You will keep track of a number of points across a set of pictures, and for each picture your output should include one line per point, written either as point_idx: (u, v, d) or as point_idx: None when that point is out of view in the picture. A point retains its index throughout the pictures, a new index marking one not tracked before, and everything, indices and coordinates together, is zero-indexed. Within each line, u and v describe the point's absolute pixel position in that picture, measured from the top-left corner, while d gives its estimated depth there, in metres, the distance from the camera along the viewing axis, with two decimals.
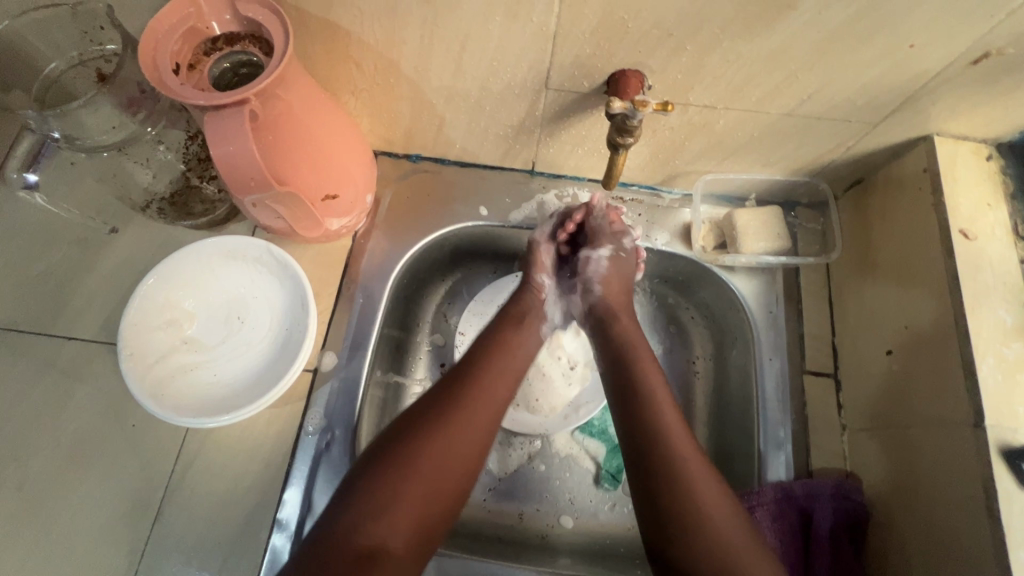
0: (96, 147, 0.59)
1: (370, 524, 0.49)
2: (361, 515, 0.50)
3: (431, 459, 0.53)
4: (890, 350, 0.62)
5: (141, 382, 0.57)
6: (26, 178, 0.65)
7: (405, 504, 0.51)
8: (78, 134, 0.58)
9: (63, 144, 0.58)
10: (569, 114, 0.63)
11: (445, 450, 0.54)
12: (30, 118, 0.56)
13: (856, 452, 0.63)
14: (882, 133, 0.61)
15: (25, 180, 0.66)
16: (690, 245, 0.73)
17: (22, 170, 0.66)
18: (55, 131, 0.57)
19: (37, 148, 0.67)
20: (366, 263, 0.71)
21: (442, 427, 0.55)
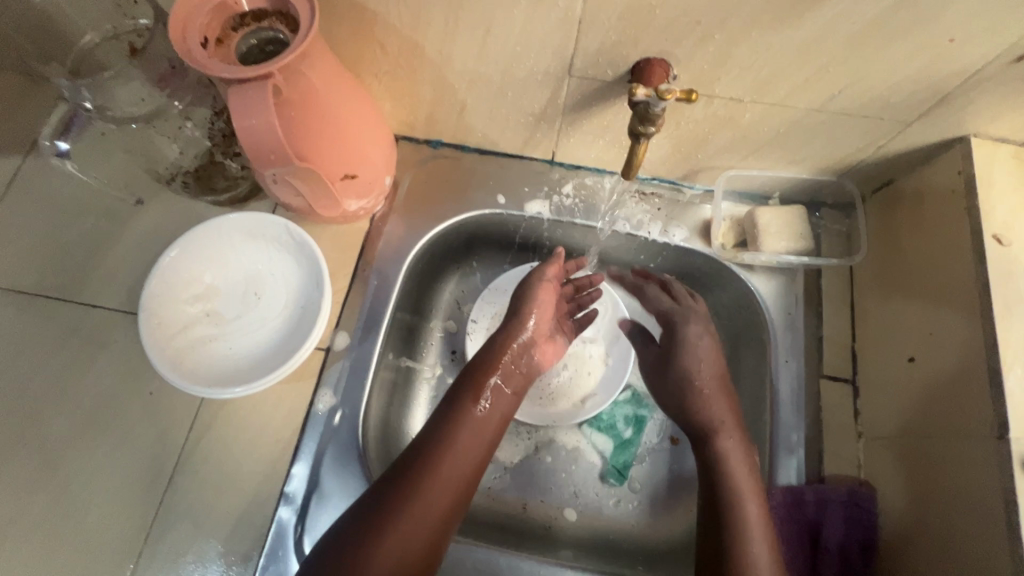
0: (124, 118, 0.63)
1: (370, 562, 0.51)
2: (364, 557, 0.51)
3: (429, 485, 0.55)
4: (912, 356, 0.60)
5: (161, 351, 0.59)
6: (59, 146, 0.69)
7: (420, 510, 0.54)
8: (109, 106, 0.63)
9: (96, 114, 0.64)
10: (591, 103, 0.62)
11: (434, 494, 0.55)
12: (65, 88, 0.63)
13: (872, 460, 0.62)
14: (916, 133, 0.58)
15: (59, 148, 0.69)
16: (709, 242, 0.73)
17: (55, 138, 0.70)
18: (87, 101, 0.63)
19: (70, 118, 0.70)
20: (383, 245, 0.72)
21: (433, 453, 0.57)
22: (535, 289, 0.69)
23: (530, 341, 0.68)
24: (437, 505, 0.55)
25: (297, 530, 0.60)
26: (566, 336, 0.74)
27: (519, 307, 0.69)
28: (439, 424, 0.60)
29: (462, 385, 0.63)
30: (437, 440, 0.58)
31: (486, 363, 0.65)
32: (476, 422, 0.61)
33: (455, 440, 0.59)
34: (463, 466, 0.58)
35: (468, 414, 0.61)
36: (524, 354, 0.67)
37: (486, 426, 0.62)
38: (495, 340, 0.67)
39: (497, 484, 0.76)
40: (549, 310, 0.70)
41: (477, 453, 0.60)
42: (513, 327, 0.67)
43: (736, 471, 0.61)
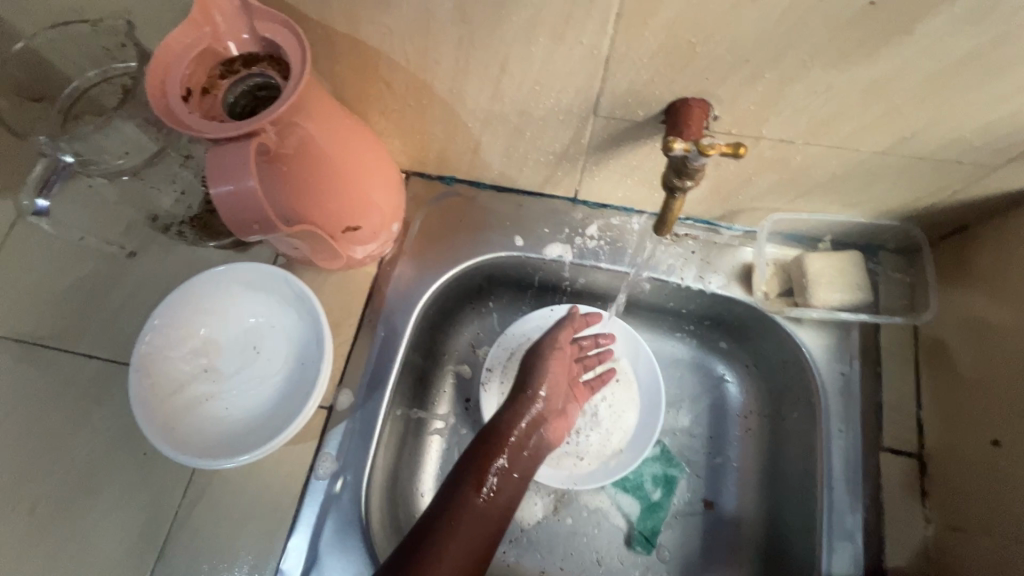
0: (113, 171, 0.61)
1: None
2: None
3: None
4: (997, 439, 0.51)
5: (154, 416, 0.55)
6: (37, 204, 0.64)
7: None
8: (95, 159, 0.61)
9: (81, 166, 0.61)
10: (619, 143, 0.55)
11: None
12: (42, 143, 0.60)
13: (947, 554, 0.53)
14: (1002, 178, 0.50)
15: (37, 206, 0.64)
16: (751, 290, 0.65)
17: (33, 196, 0.64)
18: (67, 155, 0.60)
19: (49, 172, 0.64)
20: (391, 291, 0.67)
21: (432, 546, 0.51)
22: (548, 356, 0.65)
23: (539, 418, 0.62)
24: None
25: None
26: (579, 403, 0.69)
27: (525, 379, 0.64)
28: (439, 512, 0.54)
29: (464, 466, 0.57)
30: (436, 532, 0.52)
31: (492, 444, 0.59)
32: (477, 516, 0.55)
33: (454, 531, 0.53)
34: (460, 562, 0.52)
35: (468, 501, 0.55)
36: (533, 433, 0.62)
37: (487, 518, 0.55)
38: (498, 419, 0.61)
39: (512, 549, 0.70)
40: (559, 380, 0.65)
41: (475, 553, 0.53)
42: (521, 402, 0.62)
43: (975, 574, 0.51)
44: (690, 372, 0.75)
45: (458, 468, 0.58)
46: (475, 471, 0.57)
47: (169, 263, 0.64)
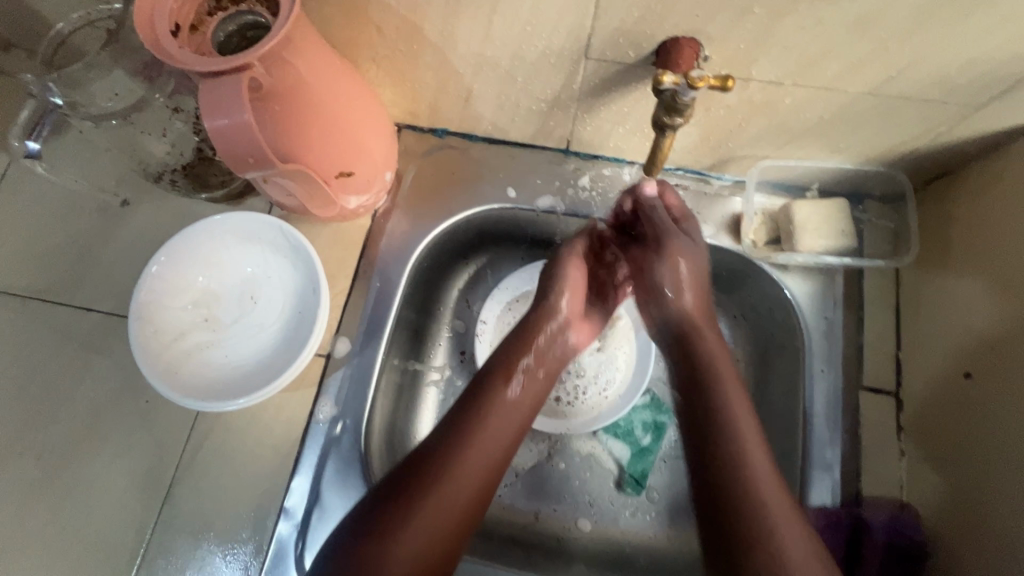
0: (102, 114, 0.60)
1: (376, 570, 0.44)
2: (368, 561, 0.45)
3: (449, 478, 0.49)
4: (969, 372, 0.54)
5: (155, 363, 0.55)
6: (27, 146, 0.65)
7: (436, 505, 0.48)
8: (84, 102, 0.60)
9: (69, 109, 0.60)
10: (611, 87, 0.56)
11: (451, 490, 0.49)
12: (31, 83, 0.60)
13: (916, 482, 0.57)
14: (985, 118, 0.51)
15: (27, 148, 0.65)
16: (740, 239, 0.66)
17: (23, 137, 0.65)
18: (57, 97, 0.60)
19: (39, 114, 0.65)
20: (386, 243, 0.67)
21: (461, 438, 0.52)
22: (568, 265, 0.64)
23: (562, 324, 0.62)
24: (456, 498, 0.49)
25: (298, 546, 0.57)
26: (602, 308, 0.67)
27: (545, 289, 0.64)
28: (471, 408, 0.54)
29: (494, 364, 0.58)
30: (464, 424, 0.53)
31: (518, 342, 0.60)
32: (507, 415, 0.55)
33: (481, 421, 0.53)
34: (489, 451, 0.52)
35: (499, 393, 0.56)
36: (559, 336, 0.62)
37: (519, 416, 0.56)
38: (525, 320, 0.62)
39: (508, 493, 0.72)
40: (580, 287, 0.64)
41: (506, 440, 0.54)
42: (545, 308, 0.62)
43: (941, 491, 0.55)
44: None
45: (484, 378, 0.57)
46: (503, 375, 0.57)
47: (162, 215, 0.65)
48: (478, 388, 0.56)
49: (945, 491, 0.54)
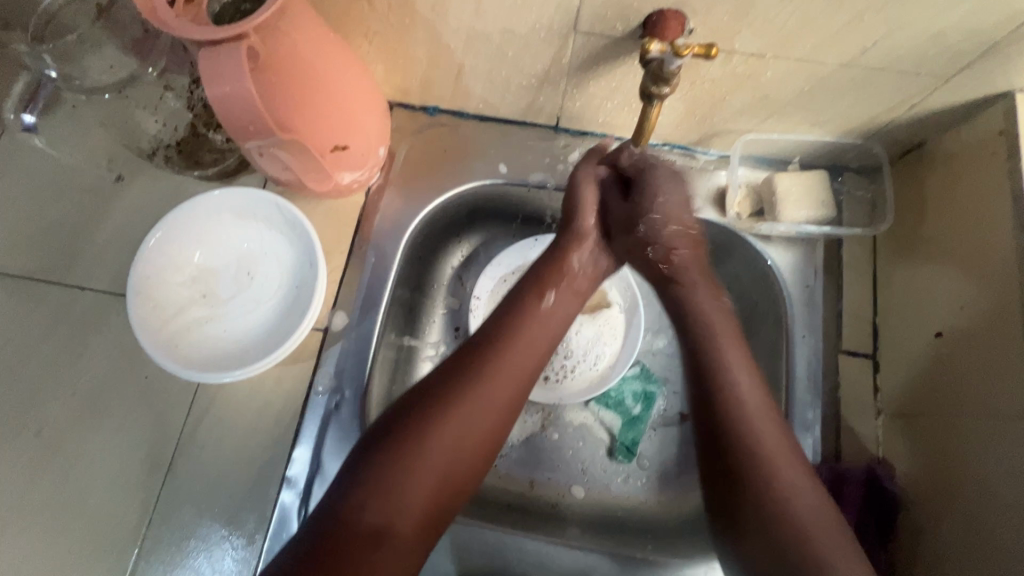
0: (95, 88, 0.61)
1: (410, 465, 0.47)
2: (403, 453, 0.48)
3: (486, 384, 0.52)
4: (939, 331, 0.57)
5: (154, 338, 0.56)
6: (23, 119, 0.65)
7: (471, 403, 0.51)
8: (76, 76, 0.61)
9: (62, 83, 0.62)
10: (599, 61, 0.57)
11: (483, 399, 0.52)
12: (25, 56, 0.62)
13: (892, 439, 0.59)
14: (955, 89, 0.53)
15: (24, 122, 0.65)
16: (724, 211, 0.67)
17: (19, 110, 0.66)
18: (49, 69, 0.62)
19: (34, 87, 0.65)
20: (380, 220, 0.68)
21: (496, 350, 0.54)
22: (583, 188, 0.63)
23: (593, 246, 0.64)
24: (491, 401, 0.52)
25: (301, 512, 0.59)
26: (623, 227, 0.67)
27: (569, 215, 0.64)
28: (506, 324, 0.57)
29: (526, 281, 0.61)
30: (499, 333, 0.56)
31: (548, 262, 0.62)
32: (506, 375, 0.54)
33: (514, 335, 0.56)
34: (525, 360, 0.55)
35: (534, 308, 0.58)
36: (588, 260, 0.63)
37: (516, 372, 0.54)
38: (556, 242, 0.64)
39: (504, 463, 0.74)
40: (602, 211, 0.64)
41: (537, 352, 0.57)
42: (573, 232, 0.63)
43: (913, 447, 0.57)
44: None
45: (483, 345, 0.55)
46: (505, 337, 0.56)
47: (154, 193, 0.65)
48: (513, 305, 0.59)
49: (917, 447, 0.57)
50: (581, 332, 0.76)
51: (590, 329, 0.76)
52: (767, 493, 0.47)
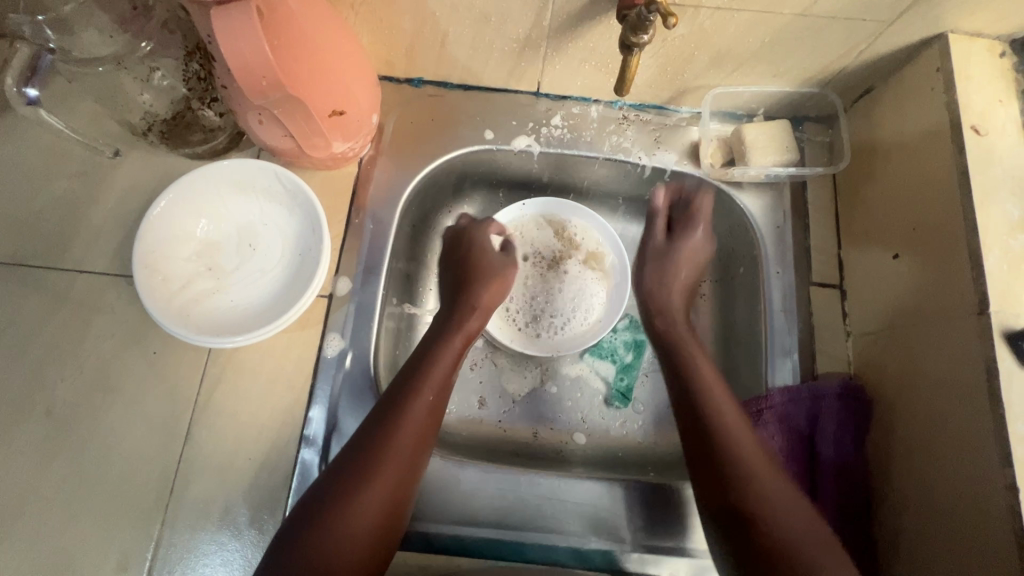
0: (93, 60, 0.61)
1: (330, 541, 0.50)
2: (322, 530, 0.50)
3: (391, 452, 0.55)
4: (897, 254, 0.62)
5: (165, 307, 0.57)
6: (27, 93, 0.62)
7: (381, 474, 0.54)
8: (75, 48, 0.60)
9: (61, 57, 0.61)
10: (576, 23, 0.61)
11: (391, 467, 0.54)
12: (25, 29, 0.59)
13: (862, 355, 0.64)
14: (897, 34, 0.59)
15: (28, 96, 0.62)
16: (699, 163, 0.74)
17: (19, 84, 0.61)
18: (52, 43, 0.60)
19: (35, 60, 0.61)
20: (374, 189, 0.71)
21: (396, 414, 0.57)
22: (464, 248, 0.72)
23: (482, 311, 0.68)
24: (393, 466, 0.54)
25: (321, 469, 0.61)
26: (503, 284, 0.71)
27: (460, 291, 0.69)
28: (404, 386, 0.59)
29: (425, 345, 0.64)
30: (400, 393, 0.58)
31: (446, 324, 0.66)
32: (400, 452, 0.55)
33: (415, 396, 0.58)
34: (421, 417, 0.58)
35: (431, 368, 0.61)
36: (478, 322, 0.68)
37: (405, 452, 0.55)
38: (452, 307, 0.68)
39: (507, 417, 0.78)
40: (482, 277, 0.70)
41: (433, 406, 0.59)
42: (462, 308, 0.68)
43: (879, 364, 0.62)
44: None
45: (378, 427, 0.56)
46: (392, 415, 0.56)
47: (149, 171, 0.66)
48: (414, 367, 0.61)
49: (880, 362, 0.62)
50: (569, 291, 0.80)
51: (570, 288, 0.80)
52: (746, 497, 0.52)
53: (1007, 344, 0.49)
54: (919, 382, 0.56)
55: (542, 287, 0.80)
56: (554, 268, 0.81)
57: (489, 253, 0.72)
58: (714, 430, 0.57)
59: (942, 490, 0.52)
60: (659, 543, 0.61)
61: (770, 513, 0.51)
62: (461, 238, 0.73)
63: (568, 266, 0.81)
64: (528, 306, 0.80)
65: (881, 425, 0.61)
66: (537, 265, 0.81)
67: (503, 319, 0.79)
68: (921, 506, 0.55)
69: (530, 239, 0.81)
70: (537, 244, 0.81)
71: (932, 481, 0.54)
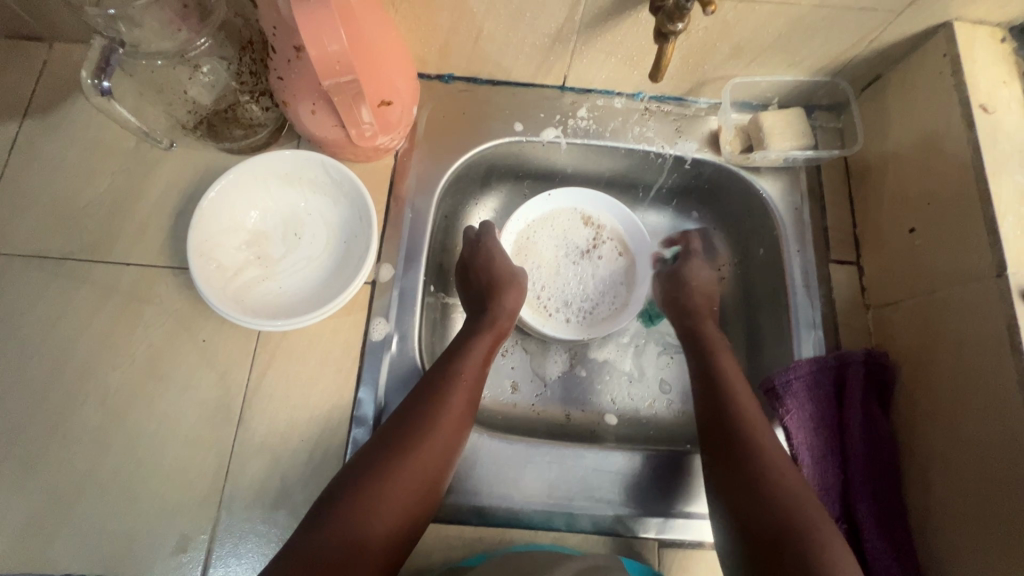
0: (154, 55, 0.60)
1: (364, 509, 0.52)
2: (359, 497, 0.52)
3: (429, 434, 0.57)
4: (913, 228, 0.65)
5: (222, 293, 0.59)
6: (101, 85, 0.59)
7: (417, 452, 0.56)
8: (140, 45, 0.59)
9: (128, 53, 0.59)
10: (607, 17, 0.64)
11: (427, 447, 0.57)
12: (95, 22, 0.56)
13: (883, 326, 0.68)
14: (904, 24, 0.63)
15: (102, 89, 0.59)
16: (718, 151, 0.77)
17: (94, 77, 0.58)
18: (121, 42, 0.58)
19: (107, 53, 0.58)
20: (410, 180, 0.73)
21: (437, 399, 0.59)
22: (485, 252, 0.74)
23: (511, 315, 0.71)
24: (429, 448, 0.57)
25: None
26: (520, 288, 0.73)
27: (490, 293, 0.71)
28: (443, 376, 0.62)
29: (462, 341, 0.67)
30: (440, 380, 0.61)
31: (482, 322, 0.69)
32: (428, 453, 0.56)
33: (454, 384, 0.61)
34: (461, 404, 0.60)
35: (467, 359, 0.64)
36: (507, 322, 0.70)
37: (444, 435, 0.58)
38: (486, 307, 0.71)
39: (541, 400, 0.80)
40: (495, 276, 0.73)
41: (470, 396, 0.62)
42: (498, 313, 0.70)
43: (900, 333, 0.65)
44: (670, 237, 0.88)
45: (406, 426, 0.57)
46: (431, 401, 0.59)
47: (195, 167, 0.69)
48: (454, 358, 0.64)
49: (900, 332, 0.65)
50: (602, 277, 0.83)
51: (603, 275, 0.84)
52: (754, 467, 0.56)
53: None
54: (940, 349, 0.60)
55: (576, 275, 0.83)
56: (586, 258, 0.84)
57: (500, 261, 0.74)
58: (746, 431, 0.59)
59: (970, 445, 0.55)
60: (702, 511, 0.63)
61: (774, 485, 0.54)
62: (479, 249, 0.75)
63: (603, 253, 0.84)
64: (562, 291, 0.82)
65: (903, 391, 0.64)
66: (573, 253, 0.84)
67: (534, 306, 0.81)
68: (949, 481, 0.57)
69: (567, 230, 0.84)
70: (574, 234, 0.84)
71: (960, 442, 0.56)
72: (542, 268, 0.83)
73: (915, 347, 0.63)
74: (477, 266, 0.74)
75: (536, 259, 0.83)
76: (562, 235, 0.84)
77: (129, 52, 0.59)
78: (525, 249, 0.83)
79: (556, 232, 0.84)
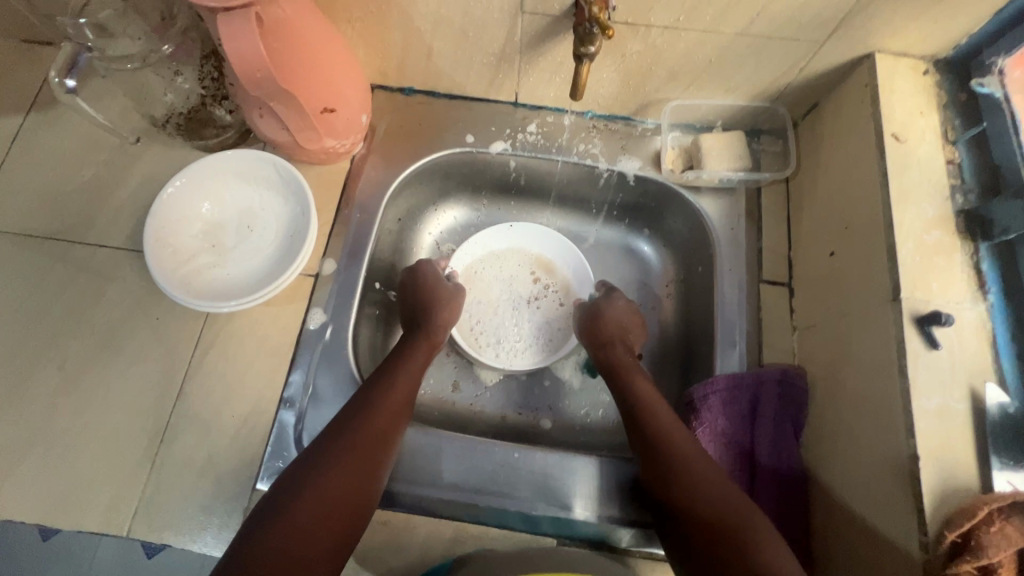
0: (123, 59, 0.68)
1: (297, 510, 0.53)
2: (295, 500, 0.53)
3: (363, 436, 0.59)
4: (832, 251, 0.67)
5: (172, 274, 0.66)
6: (67, 84, 0.68)
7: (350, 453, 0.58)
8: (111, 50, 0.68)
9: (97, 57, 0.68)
10: (544, 38, 0.68)
11: (359, 447, 0.58)
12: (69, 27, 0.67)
13: (804, 347, 0.69)
14: (829, 54, 0.66)
15: (68, 87, 0.68)
16: (660, 169, 0.80)
17: (61, 76, 0.67)
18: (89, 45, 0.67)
19: (74, 59, 0.67)
20: (362, 184, 0.78)
21: (369, 401, 0.62)
22: (428, 275, 0.78)
23: (446, 323, 0.75)
24: (361, 448, 0.59)
25: (297, 427, 0.67)
26: (456, 309, 0.77)
27: (430, 309, 0.75)
28: (375, 380, 0.65)
29: (401, 350, 0.71)
30: (374, 385, 0.64)
31: (420, 334, 0.73)
32: (357, 453, 0.58)
33: (389, 390, 0.64)
34: (393, 406, 0.63)
35: (405, 367, 0.67)
36: (442, 333, 0.75)
37: (375, 434, 0.60)
38: (426, 320, 0.74)
39: (479, 401, 0.83)
40: (436, 293, 0.77)
41: (405, 399, 0.65)
42: (435, 327, 0.74)
43: (816, 354, 0.66)
44: (621, 251, 0.90)
45: (332, 436, 0.59)
46: (362, 401, 0.62)
47: (167, 162, 0.76)
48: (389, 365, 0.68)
49: (817, 353, 0.66)
50: (537, 325, 0.87)
51: (538, 321, 0.87)
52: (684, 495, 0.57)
53: (917, 328, 0.53)
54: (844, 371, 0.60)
55: (512, 317, 0.87)
56: (526, 302, 0.88)
57: (438, 283, 0.78)
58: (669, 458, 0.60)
59: (862, 467, 0.55)
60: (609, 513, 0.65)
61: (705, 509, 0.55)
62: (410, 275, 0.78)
63: (543, 305, 0.87)
64: (497, 329, 0.86)
65: (815, 412, 0.65)
66: (514, 298, 0.88)
67: (468, 336, 0.84)
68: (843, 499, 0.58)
69: (511, 274, 0.88)
70: (519, 280, 0.88)
71: (852, 461, 0.57)
72: (482, 304, 0.87)
73: (826, 368, 0.64)
74: (420, 284, 0.77)
75: (478, 294, 0.87)
76: (507, 280, 0.88)
77: (95, 56, 0.68)
78: (468, 281, 0.87)
79: (501, 274, 0.88)
